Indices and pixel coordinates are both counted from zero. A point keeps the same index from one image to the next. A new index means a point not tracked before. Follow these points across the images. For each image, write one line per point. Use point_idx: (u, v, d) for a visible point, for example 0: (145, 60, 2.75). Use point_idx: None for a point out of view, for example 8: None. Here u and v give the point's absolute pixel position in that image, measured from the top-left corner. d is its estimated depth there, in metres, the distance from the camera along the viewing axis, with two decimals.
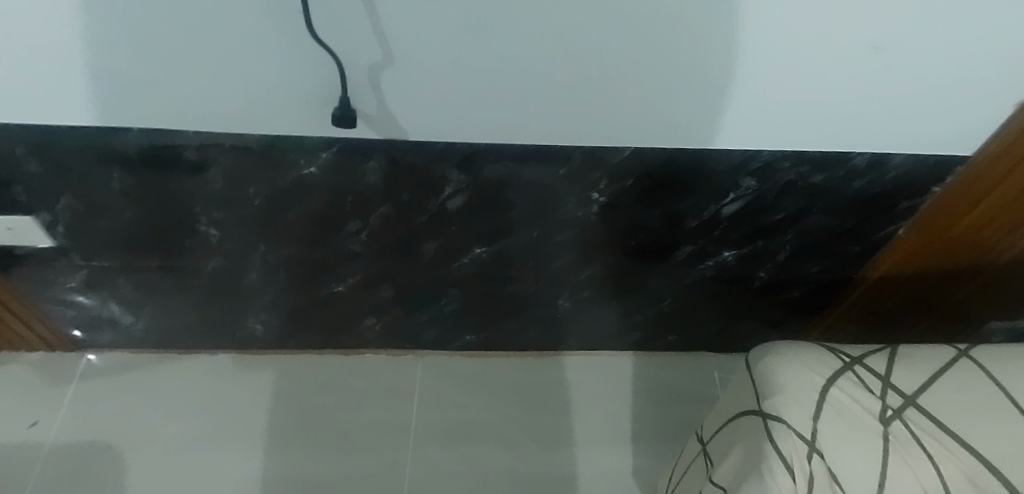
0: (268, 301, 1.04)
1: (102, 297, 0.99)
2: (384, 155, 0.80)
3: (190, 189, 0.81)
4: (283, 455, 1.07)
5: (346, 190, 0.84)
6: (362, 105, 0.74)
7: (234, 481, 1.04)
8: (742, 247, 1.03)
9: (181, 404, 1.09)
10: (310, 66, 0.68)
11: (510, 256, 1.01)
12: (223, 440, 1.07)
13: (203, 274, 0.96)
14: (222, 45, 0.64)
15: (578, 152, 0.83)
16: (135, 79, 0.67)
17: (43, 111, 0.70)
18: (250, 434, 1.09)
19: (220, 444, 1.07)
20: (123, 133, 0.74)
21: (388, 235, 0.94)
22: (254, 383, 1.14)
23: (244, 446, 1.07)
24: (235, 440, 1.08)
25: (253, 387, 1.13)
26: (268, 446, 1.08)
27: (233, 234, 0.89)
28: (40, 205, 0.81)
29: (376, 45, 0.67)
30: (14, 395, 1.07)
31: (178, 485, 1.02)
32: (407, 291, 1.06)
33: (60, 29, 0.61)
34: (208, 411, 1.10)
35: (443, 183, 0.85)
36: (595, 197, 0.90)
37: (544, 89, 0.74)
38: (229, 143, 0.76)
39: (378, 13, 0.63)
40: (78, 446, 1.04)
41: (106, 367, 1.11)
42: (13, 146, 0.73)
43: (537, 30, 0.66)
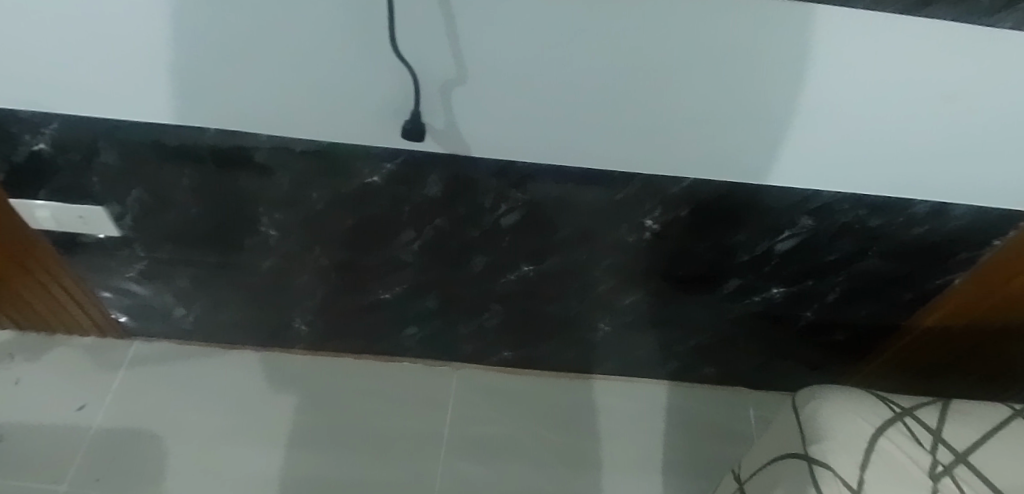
0: (315, 303, 1.06)
1: (157, 287, 1.02)
2: (445, 169, 0.82)
3: (255, 190, 0.83)
4: (314, 455, 1.09)
5: (405, 200, 0.86)
6: (431, 119, 0.76)
7: (259, 478, 1.05)
8: (791, 285, 1.02)
9: (221, 398, 1.11)
10: (386, 78, 0.70)
11: (556, 276, 1.01)
12: (253, 435, 1.09)
13: (256, 273, 0.98)
14: (304, 51, 0.67)
15: (636, 179, 0.83)
16: (217, 78, 0.70)
17: (128, 106, 0.73)
18: (281, 431, 1.10)
19: (249, 439, 1.08)
20: (200, 132, 0.76)
21: (439, 247, 0.95)
22: (290, 382, 1.15)
23: (275, 444, 1.09)
24: (270, 437, 1.09)
25: (289, 387, 1.15)
26: (300, 446, 1.09)
27: (290, 235, 0.91)
28: (113, 197, 0.84)
29: (452, 64, 0.68)
30: (64, 377, 1.10)
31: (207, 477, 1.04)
32: (451, 303, 1.07)
33: (154, 22, 0.63)
34: (244, 407, 1.11)
35: (499, 200, 0.86)
36: (648, 224, 0.90)
37: (610, 115, 0.74)
38: (299, 148, 0.78)
39: (457, 32, 0.65)
40: (120, 431, 1.06)
41: (153, 356, 1.14)
42: (97, 138, 0.76)
43: (611, 58, 0.67)
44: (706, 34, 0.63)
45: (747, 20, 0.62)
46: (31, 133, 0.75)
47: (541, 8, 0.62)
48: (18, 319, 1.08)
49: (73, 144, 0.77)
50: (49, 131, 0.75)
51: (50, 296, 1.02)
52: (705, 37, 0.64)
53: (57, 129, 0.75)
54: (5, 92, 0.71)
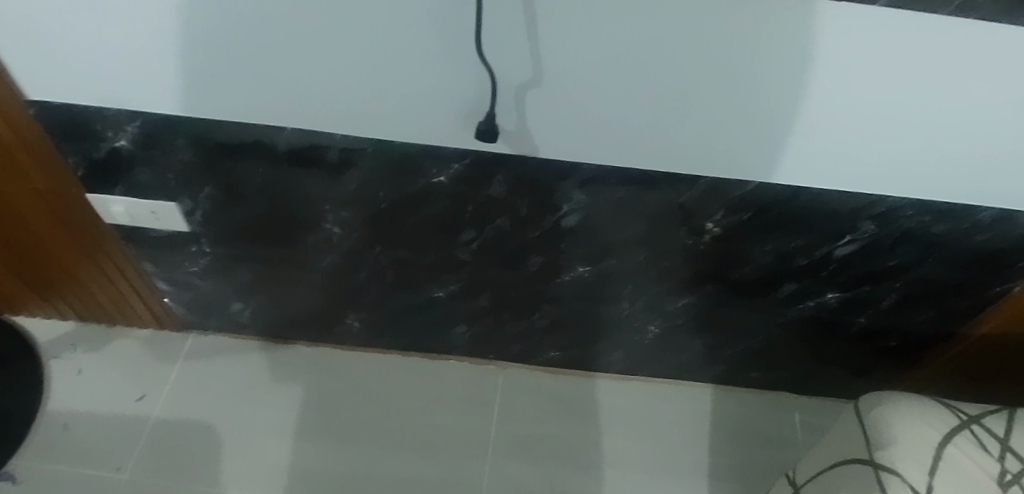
0: (370, 300, 1.07)
1: (218, 282, 1.03)
2: (511, 170, 0.82)
3: (324, 187, 0.85)
4: (332, 451, 1.09)
5: (468, 201, 0.87)
6: (503, 120, 0.76)
7: (273, 471, 1.05)
8: (847, 291, 1.01)
9: (260, 392, 1.13)
10: (465, 79, 0.71)
11: (611, 278, 1.01)
12: (276, 430, 1.09)
13: (316, 270, 1.00)
14: (388, 51, 0.68)
15: (700, 184, 0.83)
16: (300, 76, 0.72)
17: (211, 101, 0.75)
18: (299, 426, 1.10)
19: (273, 433, 1.09)
20: (277, 131, 0.78)
21: (497, 248, 0.96)
22: (305, 373, 1.16)
23: (293, 438, 1.09)
24: (314, 432, 1.10)
25: (309, 380, 1.16)
26: (317, 440, 1.09)
27: (353, 232, 0.93)
28: (186, 192, 0.86)
29: (530, 66, 0.69)
30: (123, 369, 1.12)
31: (231, 470, 1.04)
32: (503, 303, 1.08)
33: (246, 23, 0.65)
34: (268, 401, 1.12)
35: (562, 201, 0.87)
36: (709, 227, 0.89)
37: (680, 117, 0.74)
38: (370, 148, 0.80)
39: (538, 34, 0.65)
40: (178, 422, 1.08)
41: (207, 350, 1.16)
42: (177, 137, 0.79)
43: (687, 61, 0.67)
44: (786, 38, 0.63)
45: (831, 24, 0.61)
46: (115, 129, 0.78)
47: (623, 10, 0.62)
48: (81, 310, 1.11)
49: (154, 141, 0.79)
50: (133, 128, 0.78)
51: (114, 288, 1.05)
52: (785, 41, 0.64)
53: (140, 126, 0.78)
54: (96, 90, 0.74)
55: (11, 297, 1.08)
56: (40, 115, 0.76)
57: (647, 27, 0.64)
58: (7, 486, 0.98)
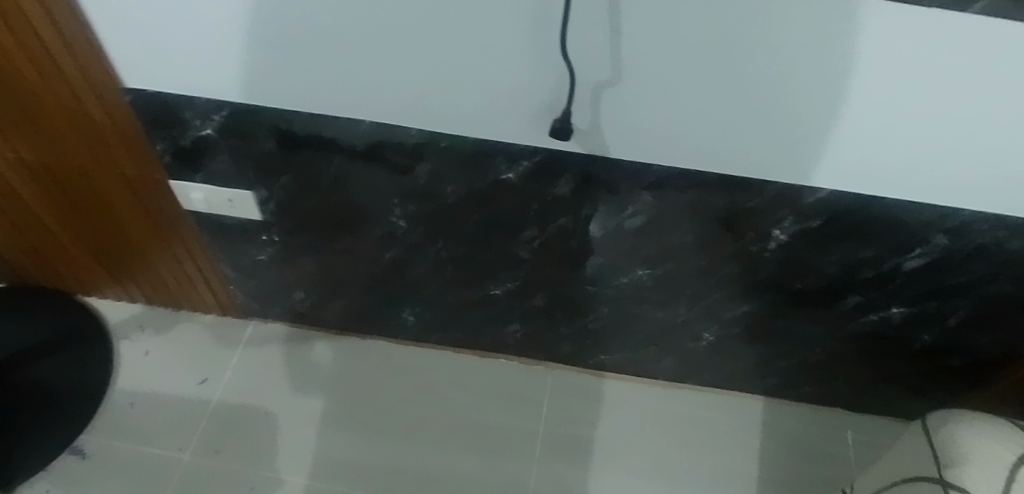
0: (428, 294, 1.09)
1: (284, 270, 1.06)
2: (580, 168, 0.83)
3: (395, 180, 0.87)
4: (354, 439, 1.10)
5: (534, 199, 0.88)
6: (577, 119, 0.78)
7: (301, 458, 1.07)
8: (912, 306, 0.96)
9: (296, 380, 1.15)
10: (544, 77, 0.72)
11: (670, 284, 1.00)
12: (299, 416, 1.11)
13: (379, 262, 1.03)
14: (471, 50, 0.70)
15: (768, 190, 0.81)
16: (383, 71, 0.74)
17: (295, 94, 0.78)
18: (322, 413, 1.12)
19: (298, 419, 1.11)
20: (355, 124, 0.81)
21: (559, 247, 0.96)
22: (343, 363, 1.18)
23: (318, 426, 1.10)
24: (337, 420, 1.11)
25: (341, 367, 1.18)
26: (338, 428, 1.11)
27: (418, 226, 0.95)
28: (263, 182, 0.90)
29: (609, 66, 0.70)
30: (187, 352, 1.16)
31: (263, 453, 1.06)
32: (558, 303, 1.08)
33: (336, 18, 0.68)
34: (297, 387, 1.14)
35: (628, 202, 0.86)
36: (776, 234, 0.87)
37: (753, 119, 0.73)
38: (443, 142, 0.82)
39: (622, 33, 0.66)
40: (235, 406, 1.11)
41: (266, 337, 1.19)
42: (260, 127, 0.82)
43: (759, 62, 0.66)
44: (861, 40, 0.62)
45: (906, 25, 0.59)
46: (202, 119, 0.82)
47: (698, 7, 0.62)
48: (150, 293, 1.16)
49: (237, 130, 0.83)
50: (219, 118, 0.81)
51: (183, 273, 1.09)
52: (861, 42, 0.62)
53: (226, 116, 0.81)
54: (189, 80, 0.78)
55: (87, 278, 1.13)
56: (134, 102, 0.80)
57: (720, 25, 0.63)
58: (77, 460, 1.03)
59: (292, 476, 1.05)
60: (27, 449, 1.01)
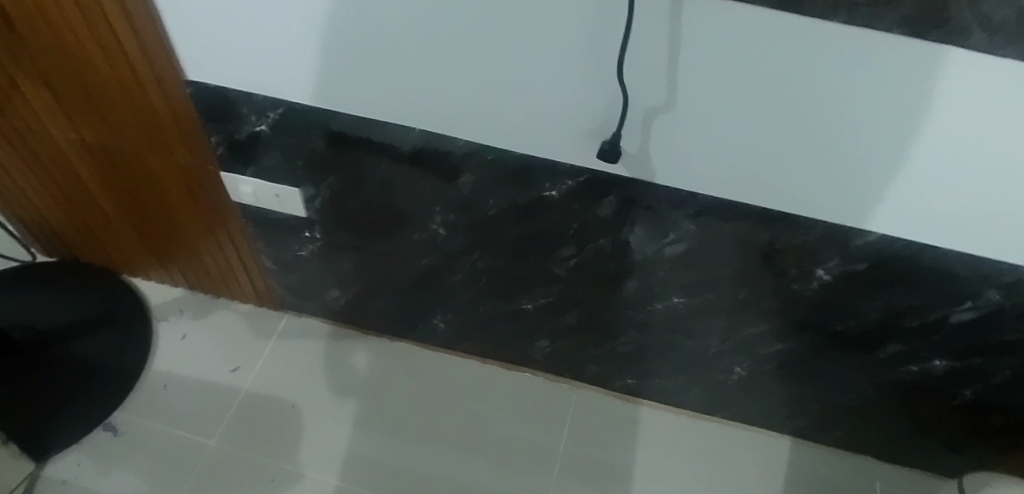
0: (460, 303, 1.09)
1: (322, 267, 1.08)
2: (624, 191, 0.82)
3: (439, 189, 0.88)
4: (384, 442, 1.10)
5: (575, 217, 0.88)
6: (626, 143, 0.77)
7: (331, 454, 1.08)
8: (956, 360, 0.92)
9: (329, 377, 1.16)
10: (597, 99, 0.72)
11: (706, 314, 0.98)
12: (331, 413, 1.12)
13: (416, 268, 1.04)
14: (526, 67, 0.71)
15: (815, 229, 0.79)
16: (437, 82, 0.75)
17: (351, 99, 0.80)
18: (357, 414, 1.13)
19: (329, 416, 1.12)
20: (406, 131, 0.82)
21: (596, 268, 0.96)
22: (382, 365, 1.19)
23: (352, 425, 1.11)
24: (369, 420, 1.12)
25: (377, 368, 1.19)
26: (370, 429, 1.11)
27: (457, 236, 0.95)
28: (310, 180, 0.92)
29: (664, 92, 0.70)
30: (222, 339, 1.18)
31: (290, 447, 1.08)
32: (589, 323, 1.07)
33: (398, 26, 0.69)
34: (329, 384, 1.15)
35: (670, 229, 0.85)
36: (819, 273, 0.85)
37: (806, 157, 0.72)
38: (490, 155, 0.82)
39: (679, 60, 0.66)
40: (263, 397, 1.13)
41: (299, 330, 1.21)
42: (312, 126, 0.83)
43: (817, 100, 0.65)
44: (924, 87, 0.60)
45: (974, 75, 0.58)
46: (258, 115, 0.84)
47: (760, 40, 0.61)
48: (192, 279, 1.19)
49: (290, 128, 0.84)
50: (274, 115, 0.83)
51: (226, 262, 1.11)
52: (925, 90, 0.61)
53: (281, 114, 0.83)
54: (249, 76, 0.80)
55: (133, 259, 1.16)
56: (194, 95, 0.82)
57: (780, 60, 0.62)
58: (110, 437, 1.06)
59: (312, 472, 1.06)
60: (64, 422, 1.04)
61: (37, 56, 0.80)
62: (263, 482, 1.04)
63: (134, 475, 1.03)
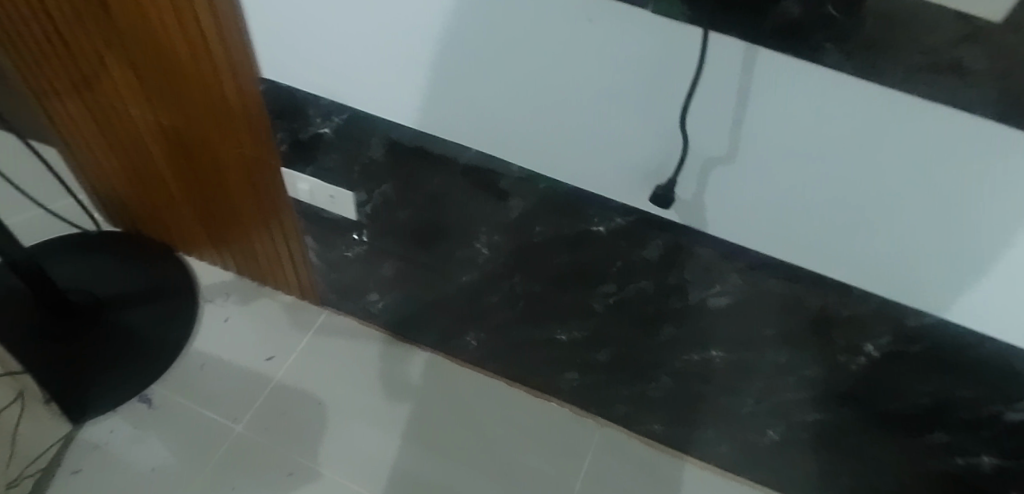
0: (495, 323, 1.09)
1: (365, 270, 1.10)
2: (673, 237, 0.80)
3: (488, 210, 0.89)
4: (422, 458, 1.11)
5: (619, 256, 0.87)
6: (681, 189, 0.76)
7: (379, 463, 1.09)
8: (1007, 460, 0.85)
9: (370, 382, 1.18)
10: (656, 142, 0.71)
11: (742, 371, 0.95)
12: (371, 418, 1.14)
13: (456, 282, 1.04)
14: (588, 103, 0.71)
15: (869, 302, 0.76)
16: (500, 105, 0.76)
17: (414, 111, 0.82)
18: (409, 429, 1.13)
19: (367, 420, 1.13)
20: (462, 150, 0.83)
21: (635, 308, 0.94)
22: (438, 381, 1.20)
23: (401, 438, 1.12)
24: (419, 438, 1.13)
25: (435, 383, 1.19)
26: (418, 444, 1.12)
27: (500, 258, 0.96)
28: (364, 186, 0.93)
29: (725, 144, 0.68)
30: (263, 326, 1.22)
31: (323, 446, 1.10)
32: (621, 362, 1.05)
33: (468, 47, 0.71)
34: (373, 388, 1.17)
35: (715, 280, 0.83)
36: (867, 348, 0.81)
37: (867, 228, 0.69)
38: (542, 184, 0.82)
39: (744, 115, 0.64)
40: (292, 390, 1.15)
41: (337, 328, 1.23)
42: (373, 134, 0.85)
43: (885, 174, 0.62)
44: (1004, 179, 0.57)
45: None
46: (323, 117, 0.86)
47: (830, 105, 0.59)
48: (243, 265, 1.23)
49: (352, 134, 0.86)
50: (339, 120, 0.86)
51: (275, 253, 1.15)
52: (1005, 182, 0.57)
53: (345, 119, 0.85)
54: (322, 80, 0.83)
55: (191, 239, 1.21)
56: (266, 92, 0.85)
57: (850, 128, 0.60)
58: (143, 408, 1.10)
59: (330, 472, 1.07)
60: (104, 387, 1.09)
61: (129, 44, 0.84)
62: (281, 475, 1.06)
63: (162, 448, 1.06)
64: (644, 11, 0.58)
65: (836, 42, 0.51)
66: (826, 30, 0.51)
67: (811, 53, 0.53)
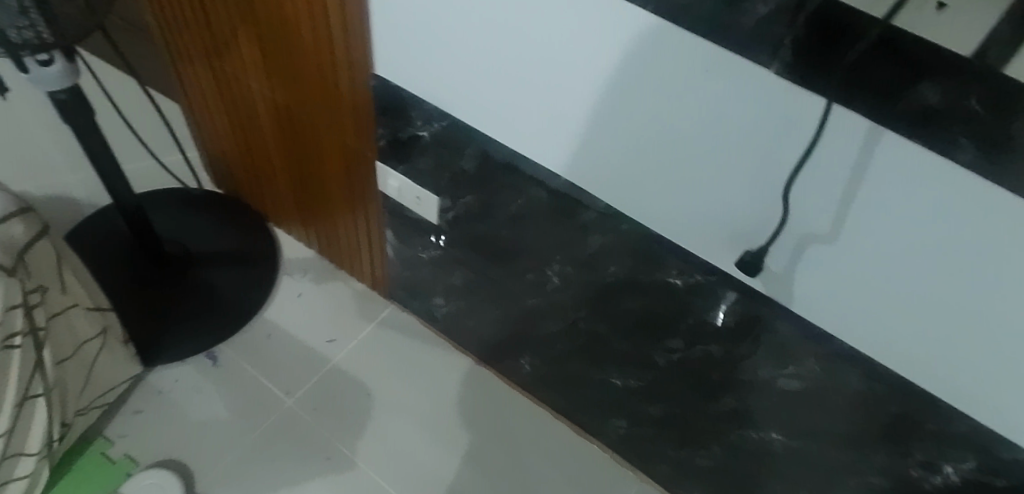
0: (551, 352, 1.07)
1: (437, 274, 1.11)
2: (752, 304, 0.77)
3: (567, 241, 0.88)
4: (464, 476, 1.11)
5: (691, 313, 0.83)
6: (771, 259, 0.72)
7: (427, 477, 1.10)
8: None
9: (431, 389, 1.19)
10: (754, 204, 0.68)
11: (801, 461, 0.89)
12: (427, 427, 1.15)
13: (521, 304, 1.04)
14: (688, 154, 0.68)
15: (958, 423, 0.69)
16: (596, 142, 0.74)
17: (508, 134, 0.81)
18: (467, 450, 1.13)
19: (422, 427, 1.14)
20: (552, 176, 0.81)
21: (698, 370, 0.90)
22: (500, 406, 1.19)
23: (456, 454, 1.13)
24: (474, 459, 1.13)
25: (499, 407, 1.18)
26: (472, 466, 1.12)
27: (569, 290, 0.95)
28: (450, 193, 0.94)
29: (829, 221, 0.64)
30: (332, 306, 1.26)
31: (371, 441, 1.12)
32: (673, 421, 1.01)
33: (573, 80, 0.69)
34: (435, 396, 1.18)
35: (790, 360, 0.78)
36: (945, 469, 0.73)
37: (972, 344, 0.62)
38: (626, 225, 0.80)
39: (856, 196, 0.60)
40: (347, 377, 1.18)
41: (401, 324, 1.25)
42: (467, 145, 0.86)
43: (1005, 289, 0.56)
44: None
45: None
46: (424, 121, 0.87)
47: (955, 206, 0.54)
48: (324, 245, 1.27)
49: (448, 142, 0.87)
50: (439, 125, 0.86)
51: (356, 240, 1.18)
52: None
53: (445, 126, 0.86)
54: (425, 87, 0.83)
55: (283, 211, 1.27)
56: (373, 89, 0.88)
57: (972, 235, 0.54)
58: (208, 364, 1.17)
59: (365, 466, 1.10)
60: (179, 336, 1.16)
61: (261, 24, 0.89)
62: (319, 458, 1.09)
63: (219, 403, 1.13)
64: (764, 72, 0.55)
65: (973, 138, 0.47)
66: (963, 123, 0.46)
67: (942, 145, 0.49)
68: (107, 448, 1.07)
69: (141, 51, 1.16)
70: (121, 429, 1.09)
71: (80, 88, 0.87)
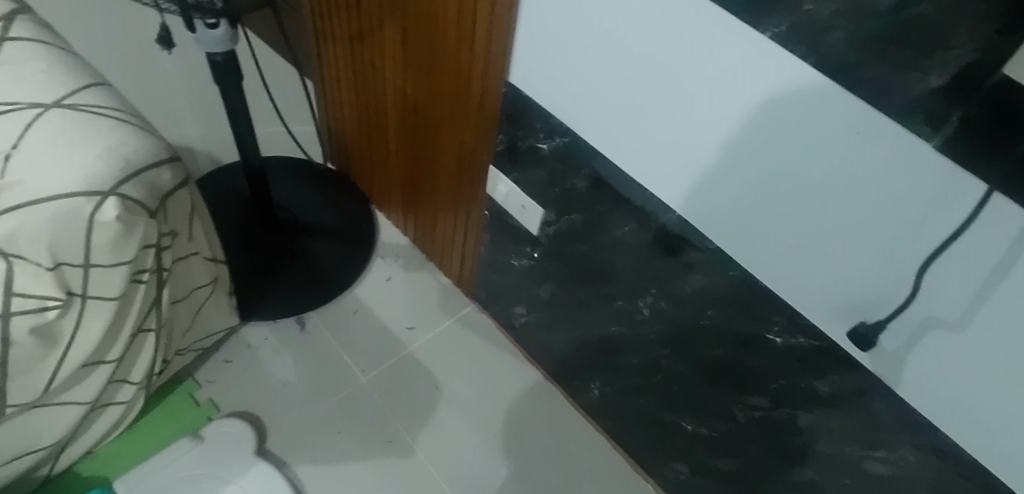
0: (624, 383, 1.06)
1: (524, 283, 1.12)
2: (853, 379, 0.74)
3: (666, 277, 0.87)
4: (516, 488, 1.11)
5: (784, 374, 0.81)
6: (887, 338, 0.68)
7: (480, 481, 1.11)
8: None
9: (496, 394, 1.19)
10: (882, 278, 0.65)
11: None
12: (487, 431, 1.16)
13: (603, 330, 1.03)
14: (820, 216, 0.66)
15: None
16: (722, 185, 0.73)
17: (631, 162, 0.81)
18: (523, 463, 1.14)
19: (482, 430, 1.16)
20: (667, 211, 0.81)
21: (777, 433, 0.87)
22: (562, 426, 1.18)
23: (511, 463, 1.13)
24: (528, 473, 1.13)
25: (561, 426, 1.18)
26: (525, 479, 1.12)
27: (657, 325, 0.93)
28: (556, 207, 0.95)
29: (961, 311, 0.60)
30: (415, 295, 1.29)
31: (432, 434, 1.14)
32: (738, 477, 0.98)
33: (713, 122, 0.68)
34: (500, 403, 1.19)
35: (884, 443, 0.75)
36: None
37: None
38: (733, 273, 0.78)
39: (998, 293, 0.56)
40: (418, 366, 1.21)
41: (478, 325, 1.27)
42: (584, 165, 0.86)
43: None
44: None
45: None
46: (546, 134, 0.88)
47: None
48: (419, 235, 1.30)
49: (565, 158, 0.88)
50: (560, 140, 0.87)
51: (452, 236, 1.20)
52: None
53: (566, 142, 0.86)
54: (554, 102, 0.84)
55: (387, 195, 1.31)
56: (503, 96, 0.89)
57: None
58: (294, 328, 1.22)
59: (423, 457, 1.12)
60: (273, 297, 1.22)
61: (409, 19, 0.93)
62: (381, 440, 1.12)
63: (297, 368, 1.18)
64: (925, 149, 0.53)
65: None
66: None
67: None
68: (194, 391, 1.14)
69: (287, 24, 1.23)
70: (209, 375, 1.16)
71: (235, 53, 0.92)
